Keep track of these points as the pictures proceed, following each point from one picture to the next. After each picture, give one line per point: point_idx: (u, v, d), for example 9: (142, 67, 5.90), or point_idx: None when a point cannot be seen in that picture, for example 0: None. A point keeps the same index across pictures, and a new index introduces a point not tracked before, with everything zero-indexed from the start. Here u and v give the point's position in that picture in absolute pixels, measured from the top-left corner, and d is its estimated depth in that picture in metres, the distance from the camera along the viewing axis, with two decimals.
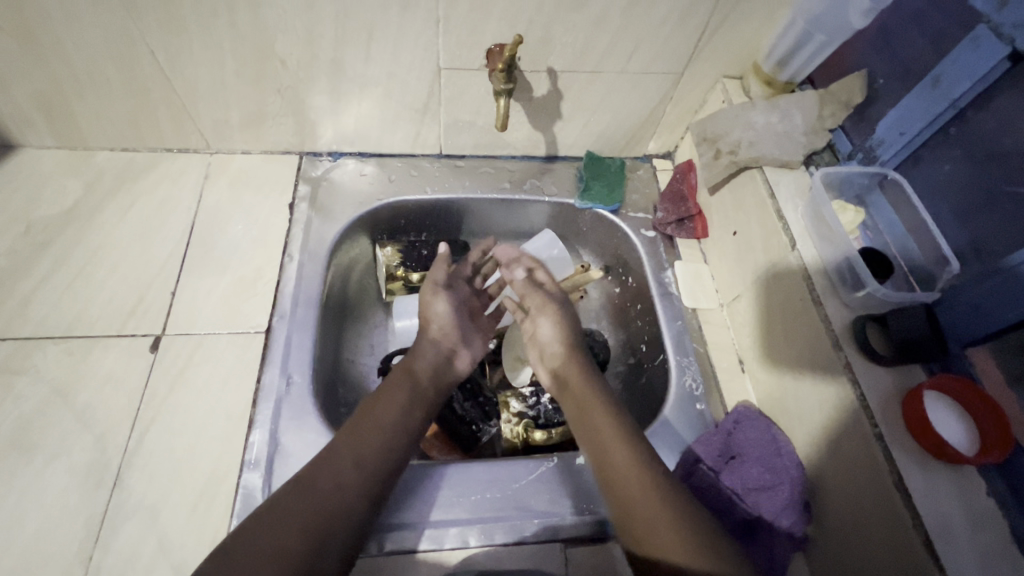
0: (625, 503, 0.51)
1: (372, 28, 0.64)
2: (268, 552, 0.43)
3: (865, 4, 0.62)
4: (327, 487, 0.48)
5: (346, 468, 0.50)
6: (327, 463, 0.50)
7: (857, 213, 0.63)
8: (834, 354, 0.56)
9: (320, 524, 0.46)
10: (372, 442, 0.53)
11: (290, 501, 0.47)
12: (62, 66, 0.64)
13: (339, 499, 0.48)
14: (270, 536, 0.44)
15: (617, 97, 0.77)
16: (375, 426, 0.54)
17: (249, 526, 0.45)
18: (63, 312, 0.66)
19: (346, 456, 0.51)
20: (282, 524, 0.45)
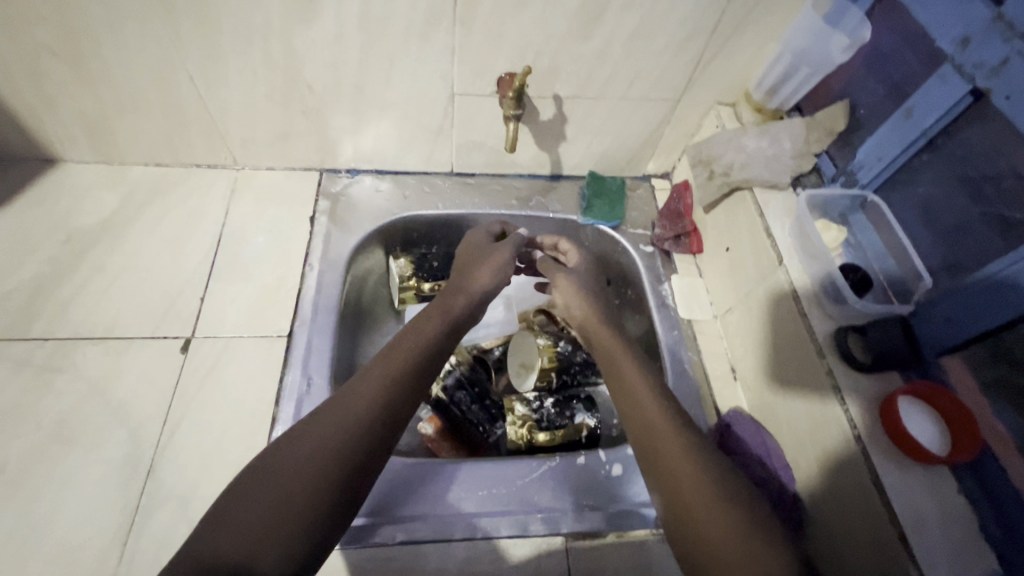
0: (647, 430, 0.54)
1: (393, 57, 0.70)
2: (285, 491, 0.43)
3: (844, 40, 0.68)
4: (341, 425, 0.48)
5: (365, 394, 0.51)
6: (337, 403, 0.50)
7: (839, 232, 0.67)
8: (818, 362, 0.61)
9: (337, 465, 0.46)
10: (383, 384, 0.52)
11: (302, 441, 0.46)
12: (110, 88, 0.70)
13: (352, 437, 0.47)
14: (287, 475, 0.44)
15: (618, 122, 0.83)
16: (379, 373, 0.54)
17: (262, 465, 0.45)
18: (100, 316, 0.70)
19: (357, 397, 0.50)
20: (320, 431, 0.47)
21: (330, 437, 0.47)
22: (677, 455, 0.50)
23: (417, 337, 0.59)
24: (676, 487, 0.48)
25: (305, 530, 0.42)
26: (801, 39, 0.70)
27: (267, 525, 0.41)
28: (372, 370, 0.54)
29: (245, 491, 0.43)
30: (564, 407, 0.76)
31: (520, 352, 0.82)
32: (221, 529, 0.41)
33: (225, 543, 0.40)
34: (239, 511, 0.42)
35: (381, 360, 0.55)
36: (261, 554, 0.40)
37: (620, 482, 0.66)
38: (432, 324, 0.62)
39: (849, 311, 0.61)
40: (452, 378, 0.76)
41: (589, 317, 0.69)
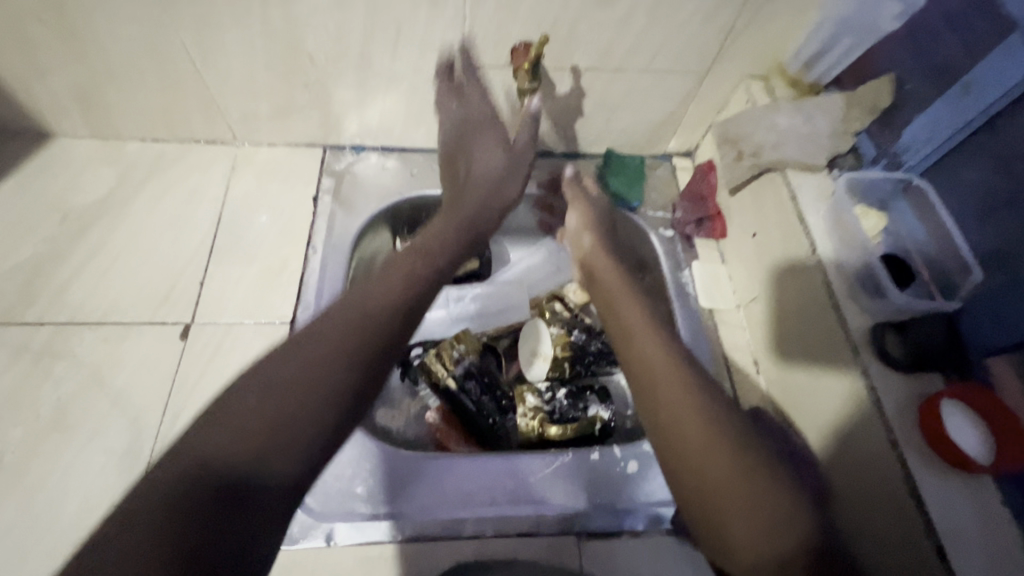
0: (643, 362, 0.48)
1: (400, 24, 0.64)
2: (294, 393, 0.39)
3: (895, 8, 0.62)
4: (346, 330, 0.43)
5: (385, 291, 0.48)
6: (338, 309, 0.45)
7: (879, 220, 0.62)
8: (851, 359, 0.56)
9: (342, 373, 0.41)
10: (389, 292, 0.48)
11: (316, 334, 0.43)
12: (101, 58, 0.66)
13: (355, 343, 0.43)
14: (285, 381, 0.40)
15: (640, 95, 0.77)
16: (387, 281, 0.49)
17: (256, 370, 0.41)
18: (98, 299, 0.68)
19: (360, 303, 0.46)
20: (337, 328, 0.43)
21: (342, 331, 0.43)
22: (677, 385, 0.45)
23: (432, 251, 0.56)
24: (673, 418, 0.43)
25: (310, 440, 0.39)
26: (847, 3, 0.65)
27: (265, 430, 0.37)
28: (374, 278, 0.49)
29: (250, 393, 0.39)
30: (577, 398, 0.73)
31: (531, 340, 0.78)
32: (215, 430, 0.37)
33: (219, 445, 0.36)
34: (234, 413, 0.38)
35: (387, 270, 0.51)
36: (263, 460, 0.37)
37: (631, 482, 0.63)
38: (440, 241, 0.58)
39: (888, 307, 0.57)
40: (461, 367, 0.72)
41: (595, 249, 0.66)
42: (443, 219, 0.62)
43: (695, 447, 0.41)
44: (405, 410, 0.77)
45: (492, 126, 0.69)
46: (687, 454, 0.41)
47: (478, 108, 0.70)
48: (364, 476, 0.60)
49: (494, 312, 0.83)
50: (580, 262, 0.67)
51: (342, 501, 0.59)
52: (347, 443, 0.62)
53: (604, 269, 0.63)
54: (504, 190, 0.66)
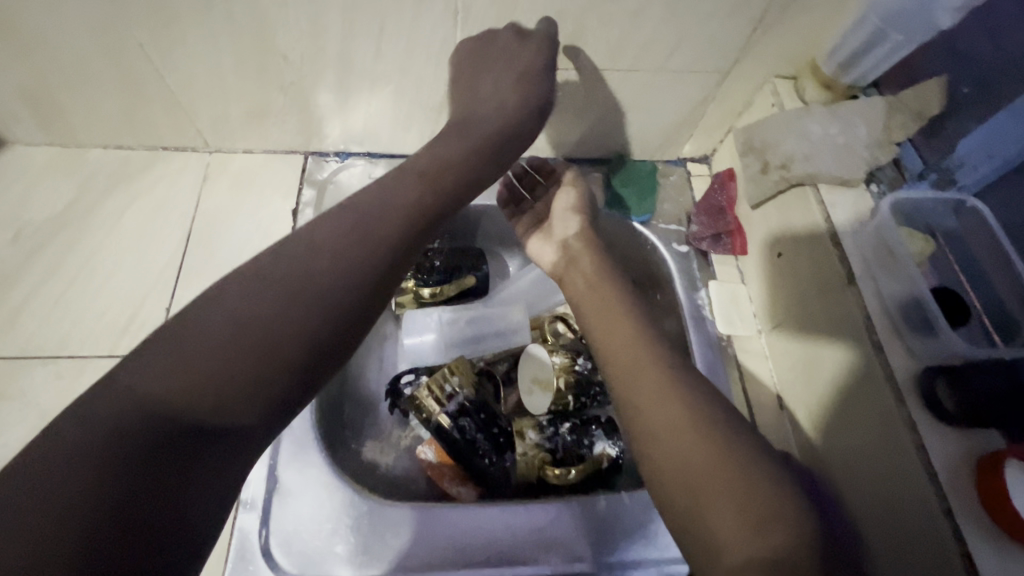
0: (629, 359, 0.50)
1: (383, 20, 0.57)
2: (265, 328, 0.39)
3: (957, 3, 0.53)
4: (333, 267, 0.43)
5: (383, 222, 0.46)
6: (316, 249, 0.44)
7: (927, 244, 0.55)
8: (896, 411, 0.50)
9: (308, 325, 0.41)
10: (375, 236, 0.46)
11: (296, 259, 0.43)
12: (46, 60, 0.59)
13: (331, 292, 0.42)
14: (240, 326, 0.39)
15: (654, 96, 0.69)
16: (379, 215, 0.47)
17: (209, 307, 0.39)
18: (55, 329, 0.63)
19: (342, 250, 0.44)
20: (324, 260, 0.43)
21: (327, 266, 0.43)
22: (654, 391, 0.47)
23: (436, 178, 0.51)
24: (657, 426, 0.45)
25: (274, 390, 0.39)
26: None
27: (217, 383, 0.37)
28: (363, 212, 0.47)
29: (219, 314, 0.39)
30: (581, 434, 0.66)
31: (531, 367, 0.71)
32: (152, 374, 0.36)
33: (158, 392, 0.35)
34: (176, 356, 0.37)
35: (372, 206, 0.47)
36: (210, 414, 0.36)
37: (641, 536, 0.58)
38: (450, 165, 0.53)
39: (940, 350, 0.50)
40: (454, 403, 0.66)
41: (582, 235, 0.66)
42: (449, 141, 0.55)
43: (680, 452, 0.42)
44: (395, 443, 0.71)
45: (524, 56, 0.57)
46: (665, 458, 0.43)
47: (526, 47, 0.57)
48: (346, 532, 0.55)
49: (491, 333, 0.75)
50: (564, 246, 0.67)
51: (323, 561, 0.54)
52: (328, 487, 0.57)
53: (587, 253, 0.64)
54: (526, 119, 0.59)
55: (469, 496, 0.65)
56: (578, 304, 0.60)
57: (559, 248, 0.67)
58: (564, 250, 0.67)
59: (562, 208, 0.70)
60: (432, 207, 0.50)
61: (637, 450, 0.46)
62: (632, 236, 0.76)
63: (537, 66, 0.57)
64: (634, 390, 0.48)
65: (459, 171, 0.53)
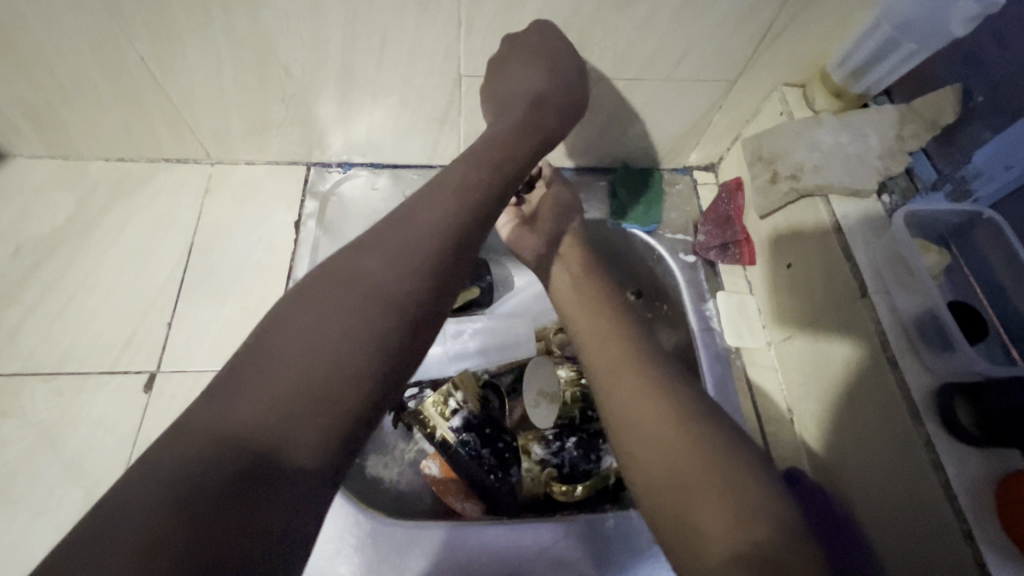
0: (615, 369, 0.50)
1: (386, 32, 0.56)
2: (330, 344, 0.38)
3: (971, 10, 0.51)
4: (385, 275, 0.41)
5: (429, 220, 0.45)
6: (374, 255, 0.43)
7: (942, 255, 0.54)
8: (913, 429, 0.49)
9: (380, 332, 0.39)
10: (429, 232, 0.44)
11: (347, 271, 0.42)
12: (46, 74, 0.58)
13: (397, 295, 0.41)
14: (315, 343, 0.37)
15: (660, 106, 0.69)
16: (429, 211, 0.46)
17: (280, 328, 0.38)
18: (54, 345, 0.62)
19: (393, 256, 0.42)
20: (376, 267, 0.42)
21: (378, 274, 0.41)
22: (641, 395, 0.47)
23: (484, 163, 0.51)
24: (637, 425, 0.46)
25: (345, 411, 0.36)
26: (909, 4, 0.54)
27: (299, 405, 0.35)
28: (413, 213, 0.45)
29: (280, 337, 0.38)
30: (589, 449, 0.66)
31: (537, 380, 0.69)
32: (231, 403, 0.34)
33: (238, 421, 0.33)
34: (251, 382, 0.35)
35: (422, 203, 0.46)
36: (294, 438, 0.34)
37: (648, 556, 0.56)
38: (498, 146, 0.54)
39: (958, 366, 0.48)
40: (457, 419, 0.66)
41: (572, 233, 0.67)
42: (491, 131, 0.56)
43: (661, 464, 0.43)
44: (400, 457, 0.70)
45: (542, 47, 0.57)
46: (653, 463, 0.43)
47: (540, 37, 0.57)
48: (348, 555, 0.54)
49: (496, 347, 0.75)
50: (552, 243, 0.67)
51: None
52: (327, 506, 0.56)
53: (584, 255, 0.65)
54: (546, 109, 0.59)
55: (475, 511, 0.64)
56: (563, 307, 0.59)
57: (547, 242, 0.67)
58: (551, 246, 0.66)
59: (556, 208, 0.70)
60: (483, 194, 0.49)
61: (620, 451, 0.47)
62: (640, 249, 0.76)
63: (553, 56, 0.58)
64: (617, 403, 0.48)
65: (506, 157, 0.53)
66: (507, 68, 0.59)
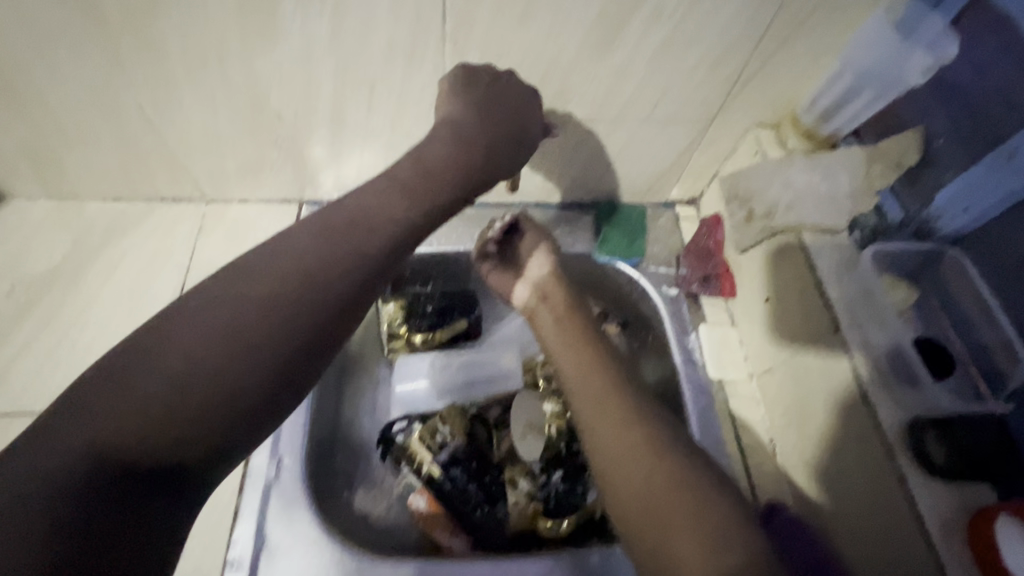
0: (594, 398, 0.52)
1: (375, 81, 0.59)
2: (221, 350, 0.38)
3: (925, 60, 0.56)
4: (288, 285, 0.42)
5: (342, 232, 0.45)
6: (274, 274, 0.42)
7: (909, 292, 0.57)
8: (886, 464, 0.50)
9: (265, 359, 0.40)
10: (343, 244, 0.45)
11: (252, 273, 0.42)
12: (48, 121, 0.61)
13: (293, 321, 0.41)
14: (196, 361, 0.38)
15: (640, 145, 0.71)
16: (341, 238, 0.45)
17: (162, 339, 0.38)
18: (45, 384, 0.63)
19: (301, 265, 0.43)
20: (278, 273, 0.42)
21: (282, 282, 0.42)
22: (617, 424, 0.49)
23: (417, 189, 0.50)
24: (616, 459, 0.47)
25: (228, 418, 0.38)
26: (869, 55, 0.58)
27: (169, 422, 0.36)
28: (333, 224, 0.45)
29: (172, 336, 0.38)
30: (575, 481, 0.66)
31: (525, 411, 0.71)
32: (94, 414, 0.35)
33: (112, 427, 0.34)
34: (120, 394, 0.35)
35: (339, 228, 0.45)
36: (158, 455, 0.35)
37: None
38: (435, 172, 0.51)
39: (924, 401, 0.51)
40: (445, 453, 0.67)
41: (555, 275, 0.68)
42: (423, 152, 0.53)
43: (641, 496, 0.44)
44: (388, 491, 0.70)
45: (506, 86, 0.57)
46: (633, 497, 0.44)
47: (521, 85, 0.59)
48: None
49: (484, 379, 0.76)
50: (536, 287, 0.68)
51: None
52: (314, 544, 0.57)
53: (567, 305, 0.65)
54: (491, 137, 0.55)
55: (462, 546, 0.64)
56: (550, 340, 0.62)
57: (532, 287, 0.68)
58: (538, 292, 0.67)
59: (533, 250, 0.71)
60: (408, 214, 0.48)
61: (601, 486, 0.47)
62: (623, 281, 0.78)
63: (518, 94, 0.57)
64: (595, 434, 0.49)
65: (439, 181, 0.51)
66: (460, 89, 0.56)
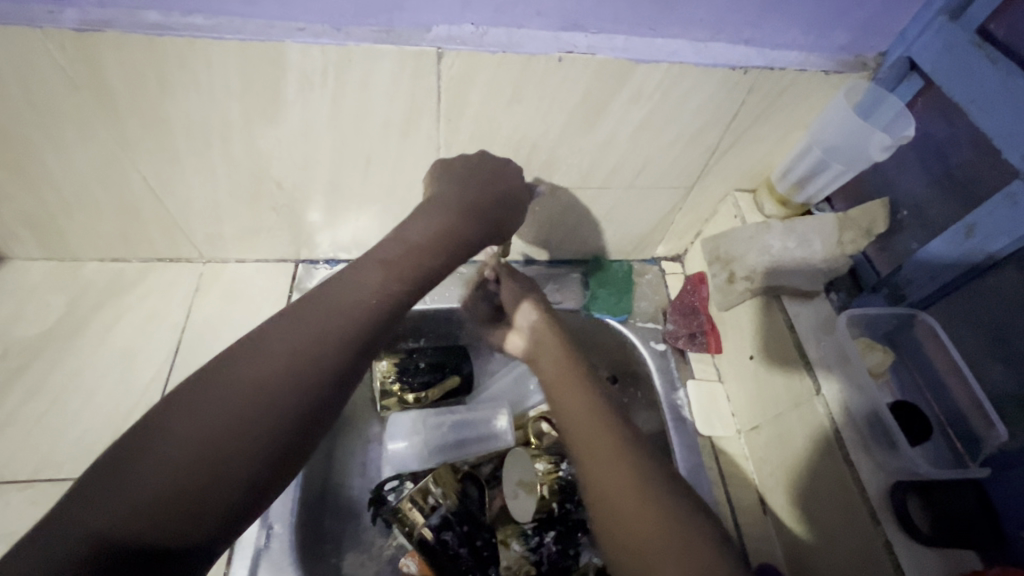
0: (591, 450, 0.54)
1: (371, 154, 0.62)
2: (224, 432, 0.40)
3: (886, 139, 0.60)
4: (286, 365, 0.44)
5: (336, 313, 0.48)
6: (265, 357, 0.44)
7: (885, 353, 0.59)
8: (871, 529, 0.51)
9: (262, 438, 0.41)
10: (337, 324, 0.47)
11: (251, 356, 0.44)
12: (52, 192, 0.63)
13: (287, 402, 0.43)
14: (203, 440, 0.39)
15: (625, 210, 0.74)
16: (324, 319, 0.47)
17: (169, 425, 0.39)
18: (32, 452, 0.62)
19: (297, 345, 0.45)
20: (274, 354, 0.44)
21: (280, 365, 0.44)
22: (626, 483, 0.50)
23: (400, 268, 0.52)
24: (611, 493, 0.50)
25: (229, 499, 0.40)
26: (832, 133, 0.63)
27: (177, 500, 0.37)
28: (326, 304, 0.48)
29: (173, 423, 0.39)
30: (568, 543, 0.67)
31: (517, 468, 0.70)
32: (101, 501, 0.35)
33: (123, 510, 0.35)
34: (122, 483, 0.36)
35: (334, 306, 0.48)
36: (168, 538, 0.36)
37: None
38: (411, 255, 0.54)
39: (902, 465, 0.53)
40: (437, 516, 0.64)
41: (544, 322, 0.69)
42: (413, 222, 0.56)
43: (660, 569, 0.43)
44: (378, 554, 0.69)
45: (493, 172, 0.60)
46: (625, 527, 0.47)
47: (510, 168, 0.61)
48: None
49: (473, 438, 0.76)
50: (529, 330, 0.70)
51: None
52: None
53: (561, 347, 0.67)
54: (479, 220, 0.58)
55: None
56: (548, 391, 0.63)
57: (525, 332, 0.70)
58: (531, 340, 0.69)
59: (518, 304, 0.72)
60: (397, 296, 0.52)
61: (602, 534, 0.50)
62: (614, 335, 0.80)
63: (506, 184, 0.60)
64: (601, 489, 0.51)
65: (417, 259, 0.54)
66: (440, 176, 0.60)
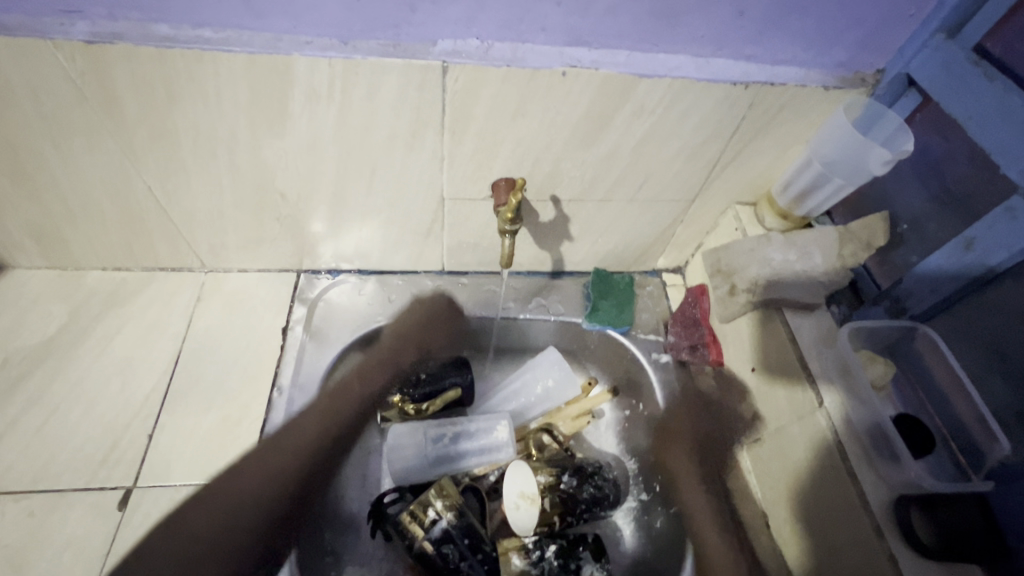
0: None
1: (374, 166, 0.62)
2: (225, 523, 0.58)
3: (885, 154, 0.59)
4: (279, 465, 0.63)
5: (302, 435, 0.66)
6: (256, 469, 0.62)
7: (887, 366, 0.59)
8: (876, 543, 0.51)
9: (251, 531, 0.58)
10: (309, 439, 0.67)
11: (249, 467, 0.63)
12: (57, 202, 0.63)
13: (267, 499, 0.61)
14: (208, 532, 0.57)
15: (627, 222, 0.75)
16: (302, 437, 0.66)
17: (189, 520, 0.58)
18: (30, 463, 0.62)
19: (281, 455, 0.64)
20: (255, 469, 0.62)
21: (268, 468, 0.63)
22: None
23: (352, 390, 0.71)
24: None
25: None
26: (831, 146, 0.63)
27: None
28: (299, 425, 0.67)
29: (185, 519, 0.58)
30: (569, 557, 0.64)
31: (518, 479, 0.67)
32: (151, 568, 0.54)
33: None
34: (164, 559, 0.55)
35: (309, 424, 0.68)
36: None
37: None
38: (353, 389, 0.71)
39: (905, 478, 0.53)
40: (438, 528, 0.62)
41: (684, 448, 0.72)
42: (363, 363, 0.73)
43: None
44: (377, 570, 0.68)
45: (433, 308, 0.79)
46: None
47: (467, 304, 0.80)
48: None
49: (476, 449, 0.73)
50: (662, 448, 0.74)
51: None
52: None
53: (681, 470, 0.71)
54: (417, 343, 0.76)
55: None
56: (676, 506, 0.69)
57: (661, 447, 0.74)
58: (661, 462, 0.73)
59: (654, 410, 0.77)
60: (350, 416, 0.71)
61: None
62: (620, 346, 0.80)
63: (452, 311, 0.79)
64: None
65: (369, 382, 0.72)
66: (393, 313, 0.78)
